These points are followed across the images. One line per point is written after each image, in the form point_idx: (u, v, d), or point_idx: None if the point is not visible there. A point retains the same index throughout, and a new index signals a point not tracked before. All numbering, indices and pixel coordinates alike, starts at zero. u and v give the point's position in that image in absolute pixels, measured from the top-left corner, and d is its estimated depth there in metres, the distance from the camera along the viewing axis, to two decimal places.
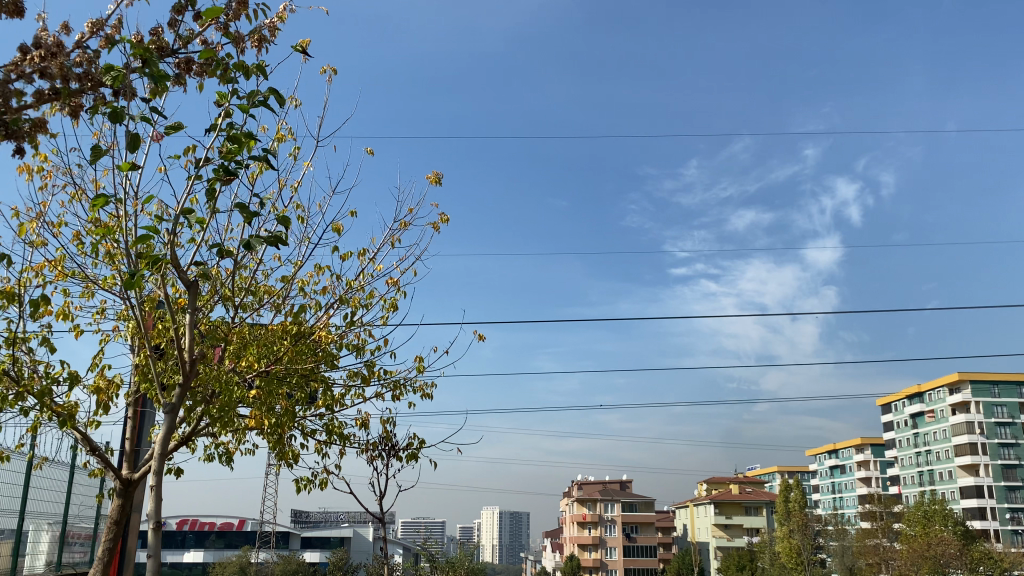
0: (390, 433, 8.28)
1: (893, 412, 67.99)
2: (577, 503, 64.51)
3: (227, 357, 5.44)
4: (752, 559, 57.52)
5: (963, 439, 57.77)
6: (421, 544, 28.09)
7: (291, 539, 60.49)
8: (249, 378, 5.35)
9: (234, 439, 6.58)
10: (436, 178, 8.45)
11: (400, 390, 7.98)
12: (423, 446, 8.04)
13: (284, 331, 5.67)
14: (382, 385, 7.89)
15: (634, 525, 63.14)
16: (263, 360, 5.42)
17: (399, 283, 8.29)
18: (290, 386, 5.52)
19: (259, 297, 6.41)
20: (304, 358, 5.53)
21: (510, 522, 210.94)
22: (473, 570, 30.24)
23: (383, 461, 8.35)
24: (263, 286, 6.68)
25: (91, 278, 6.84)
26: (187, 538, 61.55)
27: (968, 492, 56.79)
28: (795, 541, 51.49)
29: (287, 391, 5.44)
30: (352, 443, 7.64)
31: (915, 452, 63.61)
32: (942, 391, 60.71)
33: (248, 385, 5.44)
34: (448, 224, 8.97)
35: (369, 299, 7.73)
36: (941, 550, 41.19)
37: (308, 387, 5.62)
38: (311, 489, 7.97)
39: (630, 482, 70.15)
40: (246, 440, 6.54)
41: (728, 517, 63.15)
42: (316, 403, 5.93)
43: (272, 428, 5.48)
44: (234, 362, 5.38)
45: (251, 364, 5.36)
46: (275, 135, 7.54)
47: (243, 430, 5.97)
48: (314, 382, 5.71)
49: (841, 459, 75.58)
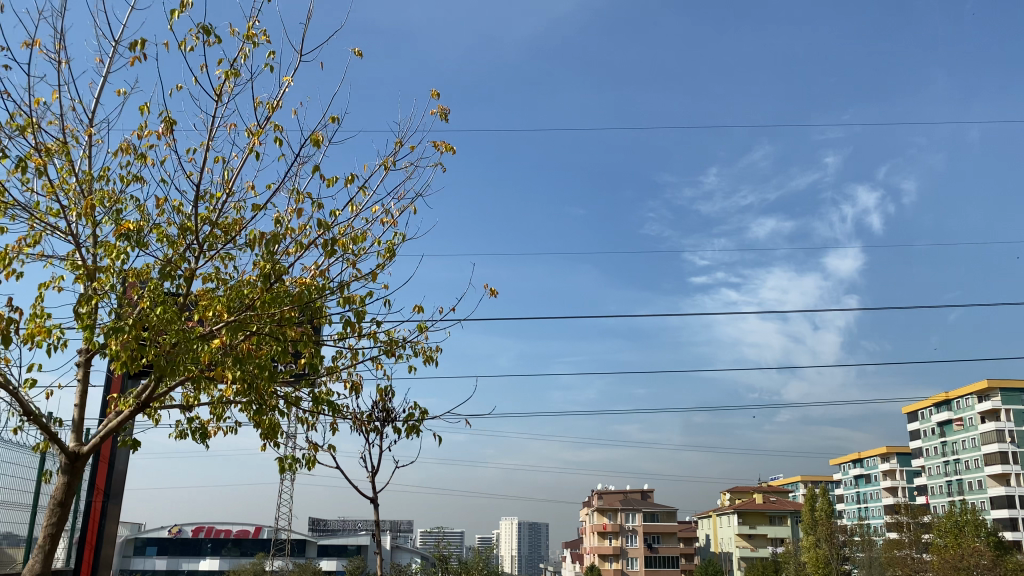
0: (385, 402, 7.53)
1: (919, 420, 66.70)
2: (597, 514, 63.66)
3: (196, 314, 4.97)
4: (777, 569, 56.21)
5: (993, 447, 56.36)
6: (435, 548, 27.72)
7: (307, 546, 60.31)
8: (211, 334, 4.89)
9: (207, 409, 5.97)
10: (443, 112, 7.39)
11: (396, 347, 7.19)
12: (425, 417, 7.26)
13: (259, 282, 5.12)
14: (376, 344, 7.11)
15: (655, 535, 61.93)
16: (238, 305, 4.97)
17: (395, 222, 7.34)
18: (274, 343, 5.04)
19: (224, 231, 5.76)
20: (284, 310, 5.00)
21: (529, 533, 210.31)
22: (487, 574, 29.47)
23: (376, 432, 7.64)
24: (232, 221, 5.95)
25: (34, 211, 6.08)
26: (205, 545, 60.94)
27: (999, 501, 55.39)
28: (823, 550, 50.38)
29: (264, 351, 4.94)
30: (345, 415, 6.89)
31: (943, 461, 62.19)
32: (971, 398, 59.45)
33: (212, 337, 4.89)
34: (453, 155, 7.84)
35: (363, 244, 6.89)
36: (973, 560, 39.93)
37: (286, 340, 5.07)
38: (297, 469, 7.07)
39: (651, 491, 68.99)
40: (220, 412, 5.92)
41: (753, 527, 61.86)
42: (298, 359, 5.44)
43: (251, 395, 4.98)
44: (198, 316, 4.89)
45: (219, 315, 4.86)
46: (246, 35, 6.68)
47: (216, 397, 5.44)
48: (293, 332, 5.17)
49: (866, 468, 74.20)
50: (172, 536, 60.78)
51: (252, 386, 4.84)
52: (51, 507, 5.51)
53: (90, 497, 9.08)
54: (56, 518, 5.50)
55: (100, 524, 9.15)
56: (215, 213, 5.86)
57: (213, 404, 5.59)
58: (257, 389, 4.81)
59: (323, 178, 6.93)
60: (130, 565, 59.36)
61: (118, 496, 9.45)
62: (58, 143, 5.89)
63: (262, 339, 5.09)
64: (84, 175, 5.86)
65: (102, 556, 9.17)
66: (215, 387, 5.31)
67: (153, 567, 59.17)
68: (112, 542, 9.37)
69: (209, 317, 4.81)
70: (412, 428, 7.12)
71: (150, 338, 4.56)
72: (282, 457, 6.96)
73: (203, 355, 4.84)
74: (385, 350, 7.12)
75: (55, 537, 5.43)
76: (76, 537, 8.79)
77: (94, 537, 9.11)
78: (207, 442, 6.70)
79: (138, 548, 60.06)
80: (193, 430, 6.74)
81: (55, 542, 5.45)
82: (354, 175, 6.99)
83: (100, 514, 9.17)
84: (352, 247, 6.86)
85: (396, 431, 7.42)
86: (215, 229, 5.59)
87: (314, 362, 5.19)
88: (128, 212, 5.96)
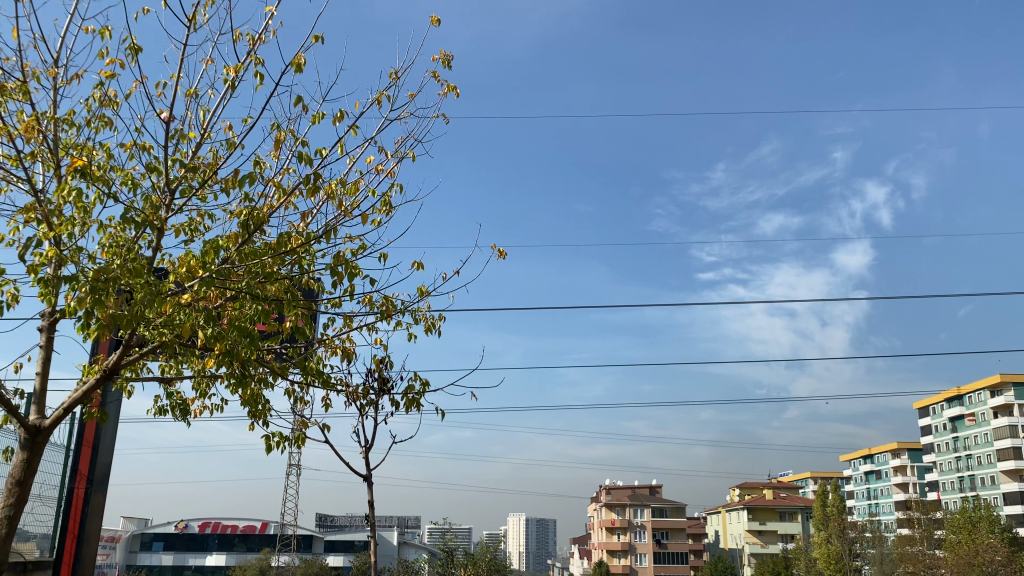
0: (382, 373, 7.08)
1: (931, 415, 66.08)
2: (605, 509, 63.25)
3: (172, 276, 4.62)
4: (788, 566, 55.68)
5: (1006, 443, 55.71)
6: (442, 542, 27.38)
7: (313, 542, 60.14)
8: (181, 293, 4.51)
9: (185, 382, 5.60)
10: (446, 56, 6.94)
11: (393, 311, 6.77)
12: (426, 389, 6.81)
13: (237, 235, 4.74)
14: (375, 311, 6.67)
15: (664, 531, 61.46)
16: (216, 261, 4.59)
17: (393, 172, 6.89)
18: (258, 302, 4.66)
19: (194, 173, 5.40)
20: (265, 264, 4.63)
21: (537, 528, 211.12)
22: (496, 568, 29.08)
23: (370, 406, 7.15)
24: (207, 168, 5.56)
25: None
26: (210, 540, 60.78)
27: (1012, 498, 54.73)
28: (834, 546, 49.83)
29: (247, 314, 4.55)
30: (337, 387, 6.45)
31: (955, 457, 61.57)
32: (984, 393, 58.71)
33: (184, 299, 4.53)
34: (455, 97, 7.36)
35: (357, 199, 6.47)
36: (988, 557, 39.29)
37: (269, 295, 4.72)
38: (285, 448, 6.62)
39: (660, 487, 68.47)
40: (201, 385, 5.54)
41: (762, 523, 61.37)
42: (285, 321, 5.06)
43: (232, 363, 4.61)
44: (170, 275, 4.51)
45: (193, 272, 4.45)
46: None
47: (192, 363, 5.07)
48: (275, 288, 4.80)
49: (877, 464, 73.63)
50: (179, 531, 60.45)
51: (233, 355, 4.45)
52: (8, 487, 5.13)
53: (72, 483, 8.73)
54: (14, 499, 5.13)
55: (83, 513, 8.79)
56: (189, 159, 5.45)
57: (193, 376, 5.21)
58: (243, 363, 4.43)
59: (311, 119, 6.51)
60: (137, 560, 59.25)
61: (104, 485, 9.12)
62: (16, 82, 5.50)
63: (243, 299, 4.70)
64: (44, 115, 5.48)
65: (84, 553, 8.78)
66: (194, 348, 4.96)
67: (159, 563, 58.96)
68: (96, 536, 8.98)
69: (182, 274, 4.41)
70: (411, 402, 6.67)
71: (112, 298, 4.19)
72: (267, 435, 6.50)
73: (181, 320, 4.48)
74: (383, 315, 6.69)
75: (13, 521, 5.07)
76: (58, 525, 8.43)
77: (76, 530, 8.73)
78: (187, 419, 6.33)
79: (145, 544, 59.98)
80: (174, 405, 6.39)
81: (13, 525, 5.07)
82: (343, 112, 6.55)
83: (83, 504, 8.81)
84: (344, 197, 6.48)
85: (394, 404, 6.98)
86: (187, 173, 5.19)
87: (301, 324, 4.83)
88: (97, 164, 5.59)
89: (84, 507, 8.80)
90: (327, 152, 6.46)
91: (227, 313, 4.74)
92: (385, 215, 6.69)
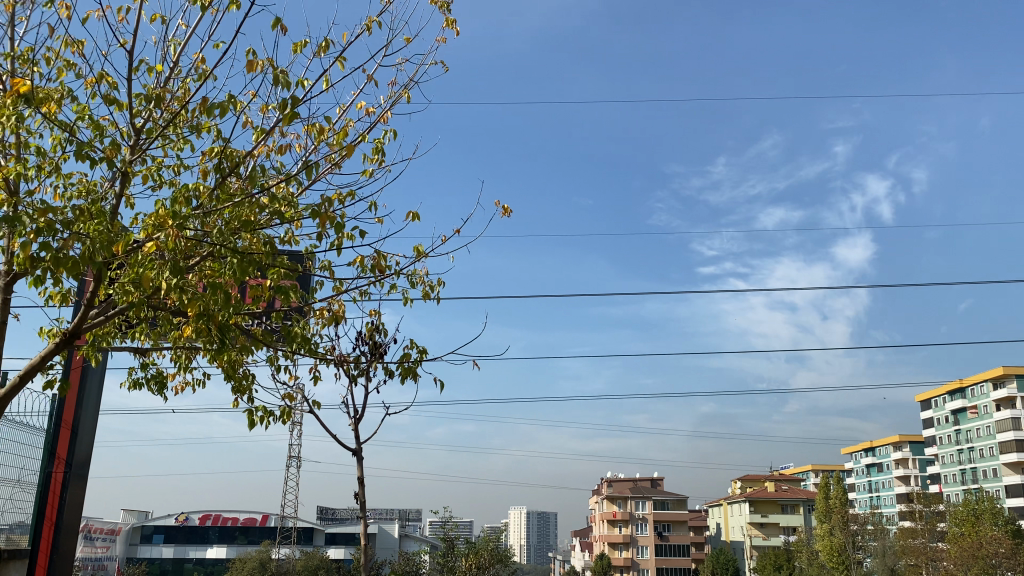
0: (374, 338, 6.90)
1: (933, 408, 65.95)
2: (607, 502, 63.16)
3: (141, 233, 4.51)
4: (789, 558, 55.65)
5: (1008, 436, 55.54)
6: (443, 532, 27.29)
7: (315, 535, 60.04)
8: (152, 245, 4.41)
9: (161, 346, 5.53)
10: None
11: (386, 270, 6.58)
12: (424, 357, 6.59)
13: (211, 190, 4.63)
14: (368, 271, 6.47)
15: (665, 524, 61.41)
16: (186, 216, 4.49)
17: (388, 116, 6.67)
18: (233, 261, 4.55)
19: (156, 104, 5.30)
20: (243, 215, 4.55)
21: (538, 522, 212.79)
22: (499, 558, 28.97)
23: (362, 376, 6.94)
24: (171, 105, 5.39)
25: None
26: (210, 533, 60.63)
27: (1014, 490, 54.62)
28: (837, 538, 49.52)
29: (222, 277, 4.50)
30: (328, 360, 6.29)
31: (957, 450, 61.45)
32: (986, 386, 58.47)
33: (155, 254, 4.44)
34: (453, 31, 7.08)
35: (342, 140, 6.25)
36: (992, 549, 39.08)
37: (247, 243, 4.61)
38: (270, 423, 6.50)
39: (662, 479, 68.26)
40: (177, 348, 5.44)
41: (764, 515, 61.24)
42: (266, 282, 4.97)
43: (211, 328, 4.54)
44: (142, 229, 4.42)
45: (161, 224, 4.38)
46: None
47: (169, 324, 5.02)
48: (251, 239, 4.68)
49: (878, 457, 73.56)
50: (179, 523, 60.29)
51: (206, 316, 4.42)
52: None
53: (49, 467, 8.55)
54: None
55: (62, 499, 8.62)
56: (153, 95, 5.27)
57: (174, 340, 5.14)
58: (218, 326, 4.41)
59: (293, 48, 6.30)
60: (137, 552, 59.16)
61: (84, 472, 8.90)
62: None
63: (220, 258, 4.58)
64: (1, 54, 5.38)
65: (62, 544, 8.61)
66: (168, 308, 4.93)
67: (159, 556, 58.93)
68: (74, 525, 8.83)
69: (152, 227, 4.36)
70: (407, 371, 6.45)
71: (73, 253, 4.10)
72: (252, 410, 6.36)
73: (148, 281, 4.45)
74: (373, 270, 6.48)
75: None
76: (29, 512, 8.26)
77: (53, 517, 8.57)
78: (163, 393, 6.52)
79: (145, 536, 59.86)
80: (149, 379, 6.58)
81: None
82: (325, 43, 6.32)
83: (61, 486, 8.61)
84: (332, 140, 6.29)
85: (389, 371, 6.77)
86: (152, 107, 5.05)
87: (285, 284, 4.71)
88: (61, 109, 5.53)
89: (62, 494, 8.62)
90: (311, 83, 6.27)
91: (202, 271, 4.70)
92: (379, 161, 6.56)
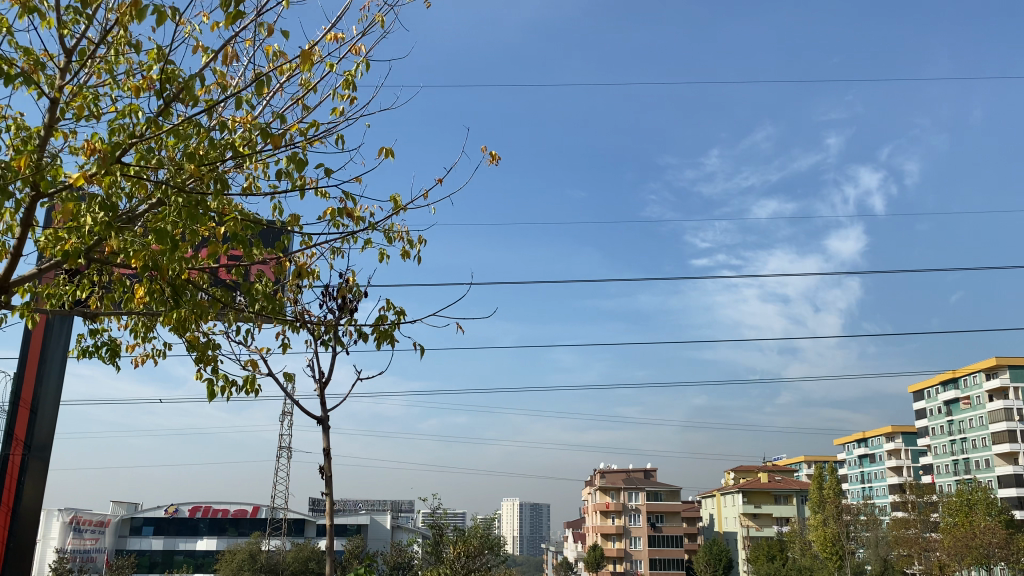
0: (345, 296, 6.53)
1: (925, 398, 65.87)
2: (601, 492, 63.26)
3: (82, 179, 4.26)
4: (782, 548, 55.47)
5: (1001, 426, 55.45)
6: (434, 519, 27.19)
7: (306, 526, 59.76)
8: (89, 192, 4.17)
9: (111, 305, 5.28)
10: None
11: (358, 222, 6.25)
12: (400, 320, 6.20)
13: (151, 130, 4.35)
14: (334, 221, 6.15)
15: (658, 515, 60.98)
16: (125, 158, 4.24)
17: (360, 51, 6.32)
18: (178, 212, 4.30)
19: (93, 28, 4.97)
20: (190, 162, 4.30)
21: (531, 513, 213.84)
22: (489, 545, 28.86)
23: (334, 340, 6.62)
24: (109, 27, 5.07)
25: None
26: (200, 525, 60.25)
27: (1007, 481, 54.53)
28: (830, 529, 48.99)
29: (168, 225, 4.29)
30: (294, 321, 5.95)
31: (950, 440, 61.42)
32: (979, 375, 58.34)
33: (92, 201, 4.20)
34: None
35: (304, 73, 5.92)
36: (986, 540, 38.93)
37: (191, 186, 4.35)
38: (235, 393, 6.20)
39: (655, 470, 68.08)
40: (124, 310, 5.19)
41: (757, 506, 61.09)
42: (219, 235, 4.72)
43: (160, 284, 4.32)
44: (79, 176, 4.19)
45: (98, 168, 4.14)
46: None
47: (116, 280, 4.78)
48: (199, 185, 4.43)
49: (871, 447, 73.57)
50: (169, 516, 59.69)
51: (155, 269, 4.19)
52: None
53: (7, 449, 9.40)
54: None
55: (19, 479, 9.48)
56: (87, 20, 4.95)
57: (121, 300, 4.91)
58: (166, 278, 4.18)
59: None
60: (126, 544, 58.77)
61: (47, 453, 9.67)
62: None
63: (165, 206, 4.35)
64: None
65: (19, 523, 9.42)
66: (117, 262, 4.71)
67: (149, 548, 58.57)
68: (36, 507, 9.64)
69: (88, 172, 4.12)
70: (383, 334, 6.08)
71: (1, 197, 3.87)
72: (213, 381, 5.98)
73: (89, 225, 4.25)
74: (342, 218, 6.14)
75: None
76: None
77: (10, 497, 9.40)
78: (116, 362, 6.30)
79: (135, 528, 59.34)
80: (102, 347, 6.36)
81: None
82: None
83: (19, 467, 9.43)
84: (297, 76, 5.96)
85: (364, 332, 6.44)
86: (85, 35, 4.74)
87: (237, 232, 4.45)
88: None
89: (20, 475, 9.42)
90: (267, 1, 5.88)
91: (148, 222, 4.49)
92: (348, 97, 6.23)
